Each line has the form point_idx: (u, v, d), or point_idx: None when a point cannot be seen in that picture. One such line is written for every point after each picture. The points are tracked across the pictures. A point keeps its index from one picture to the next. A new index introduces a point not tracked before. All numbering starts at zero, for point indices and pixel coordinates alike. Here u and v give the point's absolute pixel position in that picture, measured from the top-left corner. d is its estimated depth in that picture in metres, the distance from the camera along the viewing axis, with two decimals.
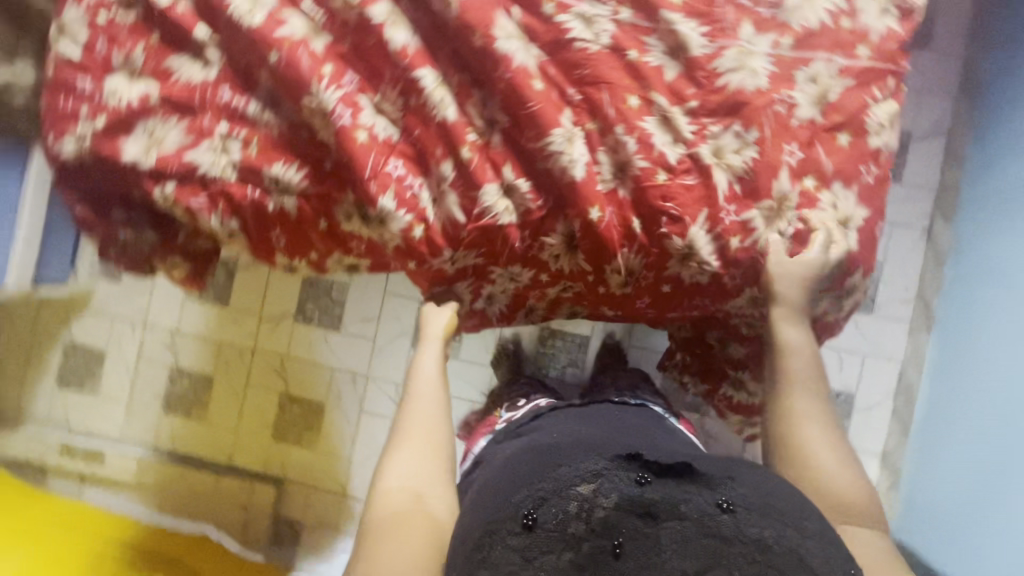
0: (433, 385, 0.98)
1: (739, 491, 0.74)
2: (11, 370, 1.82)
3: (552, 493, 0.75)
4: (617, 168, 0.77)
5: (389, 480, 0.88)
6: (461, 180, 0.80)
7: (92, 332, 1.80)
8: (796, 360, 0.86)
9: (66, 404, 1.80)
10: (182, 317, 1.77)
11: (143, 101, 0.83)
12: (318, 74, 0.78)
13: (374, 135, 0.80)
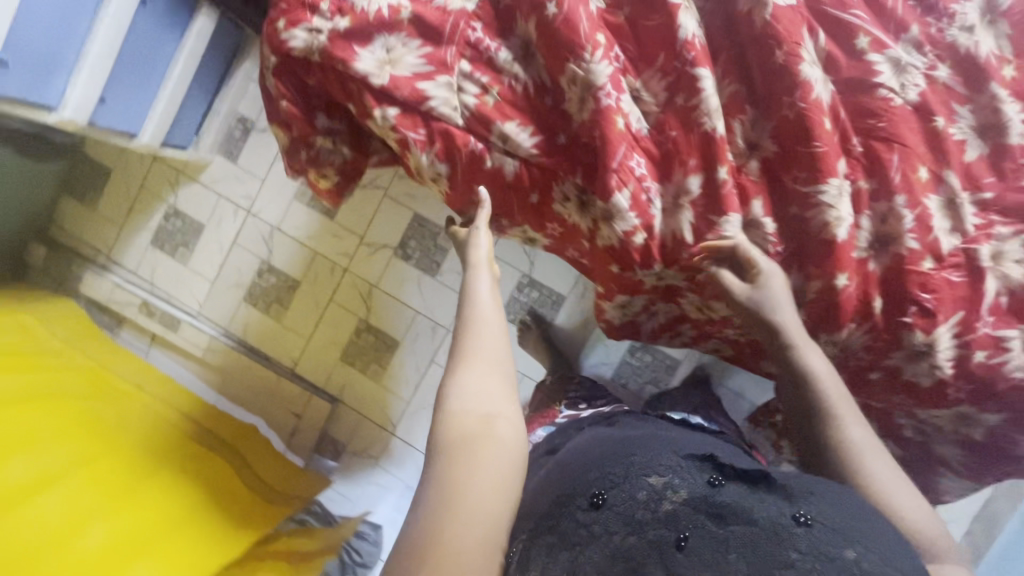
0: (490, 306, 0.83)
1: (823, 509, 0.64)
2: (110, 216, 1.83)
3: (625, 479, 0.71)
4: (878, 241, 0.81)
5: (457, 400, 0.72)
6: (707, 195, 0.81)
7: (195, 202, 1.79)
8: (826, 379, 0.78)
9: (155, 265, 1.81)
10: (285, 216, 1.75)
11: (393, 12, 0.77)
12: (593, 40, 0.75)
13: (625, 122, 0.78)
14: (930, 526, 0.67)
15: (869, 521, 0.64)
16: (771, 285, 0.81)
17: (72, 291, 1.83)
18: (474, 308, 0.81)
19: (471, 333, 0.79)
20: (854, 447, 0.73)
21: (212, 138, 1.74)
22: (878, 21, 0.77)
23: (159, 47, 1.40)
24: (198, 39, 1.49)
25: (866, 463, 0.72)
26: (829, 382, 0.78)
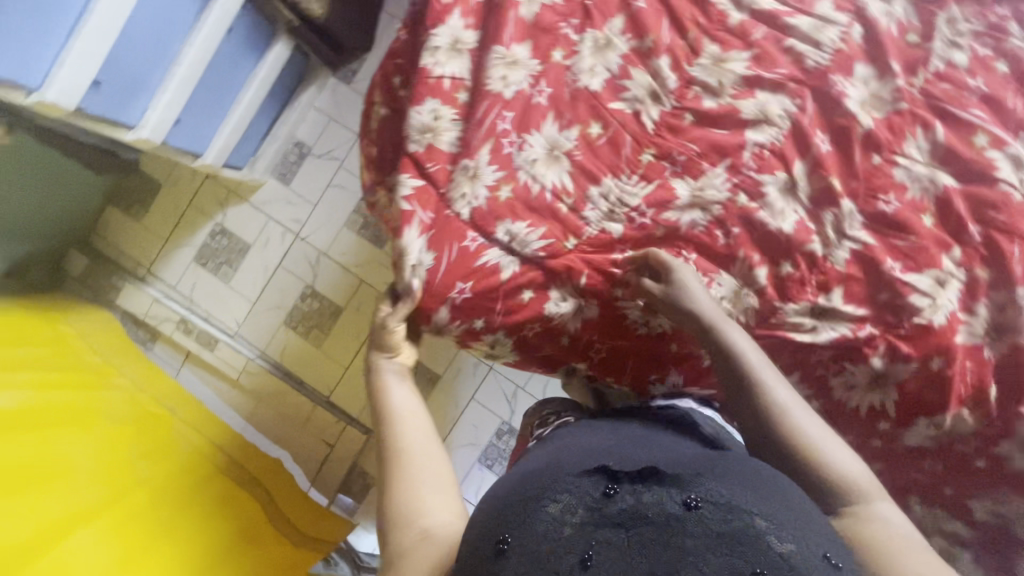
0: (410, 407, 0.84)
1: (700, 486, 0.62)
2: (155, 229, 1.83)
3: (520, 508, 0.64)
4: (993, 329, 0.81)
5: (395, 517, 0.73)
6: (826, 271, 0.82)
7: (244, 222, 1.79)
8: (742, 349, 0.76)
9: (197, 281, 1.80)
10: (334, 242, 1.75)
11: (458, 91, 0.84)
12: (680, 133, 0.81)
13: (733, 184, 0.80)
14: (853, 467, 0.70)
15: (770, 491, 0.63)
16: (686, 280, 0.78)
17: (107, 303, 1.81)
18: (396, 420, 0.82)
19: (388, 426, 0.81)
20: (780, 407, 0.73)
21: (268, 161, 1.76)
22: (998, 120, 0.84)
23: (236, 71, 1.41)
24: (273, 64, 1.51)
25: (795, 424, 0.72)
26: (752, 354, 0.76)
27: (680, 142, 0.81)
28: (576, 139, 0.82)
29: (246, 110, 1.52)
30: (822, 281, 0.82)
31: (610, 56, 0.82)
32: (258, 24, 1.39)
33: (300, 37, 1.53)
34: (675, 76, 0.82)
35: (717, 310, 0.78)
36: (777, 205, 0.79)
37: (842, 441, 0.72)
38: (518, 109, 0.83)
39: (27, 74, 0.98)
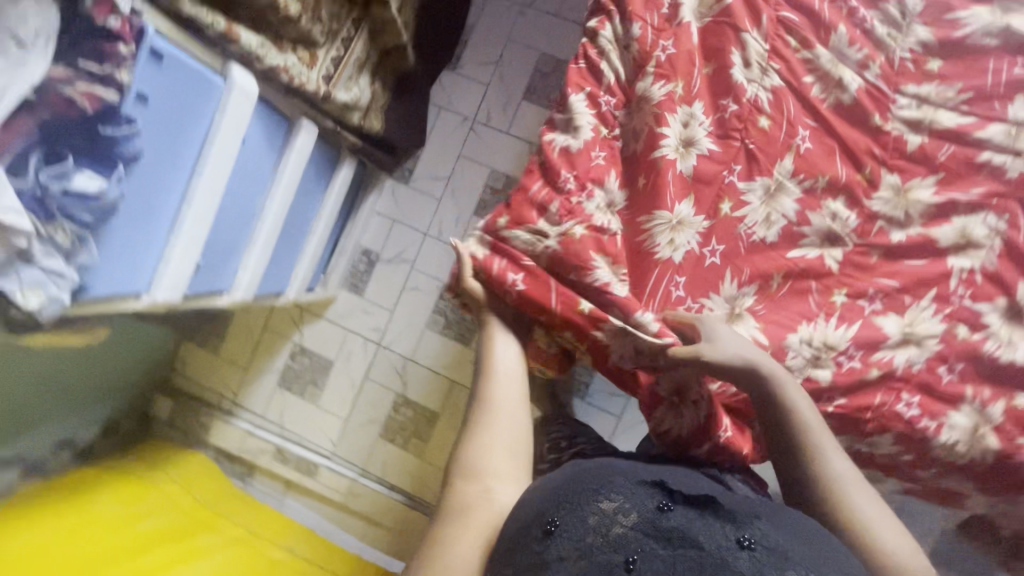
0: (513, 386, 0.87)
1: (755, 530, 0.64)
2: (234, 360, 1.79)
3: (576, 501, 0.67)
4: None
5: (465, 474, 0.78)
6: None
7: (322, 338, 1.75)
8: (797, 398, 0.84)
9: (284, 406, 1.76)
10: (419, 346, 1.70)
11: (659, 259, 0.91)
12: (885, 276, 0.93)
13: (948, 315, 0.92)
14: (897, 539, 0.76)
15: (816, 552, 0.65)
16: (720, 335, 0.84)
17: (201, 442, 1.78)
18: (496, 385, 0.86)
19: (487, 393, 0.86)
20: (835, 474, 0.80)
21: (339, 274, 1.73)
22: None
23: (310, 205, 1.38)
24: (340, 188, 1.46)
25: (847, 490, 0.79)
26: (805, 412, 0.83)
27: (874, 280, 0.93)
28: (756, 291, 0.93)
29: (319, 237, 1.47)
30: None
31: (785, 203, 0.93)
32: (327, 153, 1.36)
33: (362, 156, 1.49)
34: (855, 212, 0.93)
35: (768, 361, 0.85)
36: (992, 322, 0.91)
37: (882, 502, 0.79)
38: (690, 270, 0.92)
39: (138, 282, 0.94)
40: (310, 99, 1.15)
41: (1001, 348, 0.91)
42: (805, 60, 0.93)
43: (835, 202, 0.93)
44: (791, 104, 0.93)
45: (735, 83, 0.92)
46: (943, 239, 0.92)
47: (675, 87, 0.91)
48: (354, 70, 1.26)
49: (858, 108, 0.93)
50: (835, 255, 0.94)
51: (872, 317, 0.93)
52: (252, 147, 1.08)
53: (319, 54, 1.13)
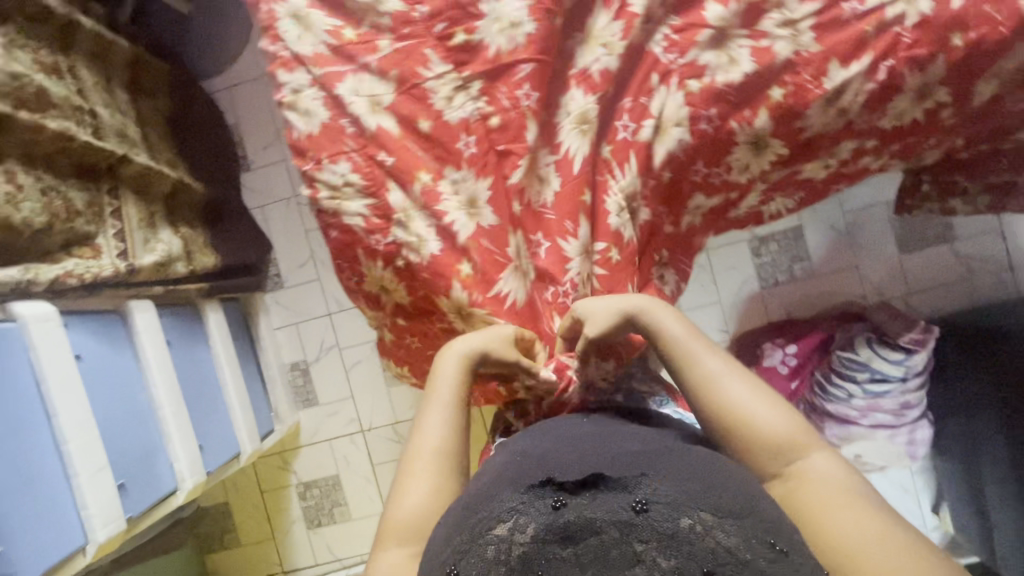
0: (449, 395, 0.75)
1: (650, 483, 0.54)
2: (260, 537, 1.75)
3: (468, 535, 0.55)
4: None
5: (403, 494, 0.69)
6: (827, 32, 0.70)
7: (315, 464, 1.73)
8: (665, 324, 0.73)
9: (328, 540, 1.74)
10: (394, 407, 1.69)
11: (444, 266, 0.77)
12: (702, 55, 0.71)
13: (802, 36, 0.70)
14: (789, 431, 0.64)
15: (709, 471, 0.56)
16: (594, 308, 0.74)
17: None
18: (434, 406, 0.74)
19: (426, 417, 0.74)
20: (717, 383, 0.68)
21: (287, 401, 1.70)
22: None
23: (201, 365, 1.36)
24: (223, 333, 1.45)
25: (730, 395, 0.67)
26: (678, 340, 0.71)
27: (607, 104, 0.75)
28: (540, 199, 0.77)
29: (237, 385, 1.46)
30: (852, 29, 0.70)
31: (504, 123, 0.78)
32: (179, 314, 1.34)
33: (223, 293, 1.49)
34: (576, 85, 0.73)
35: (624, 300, 0.74)
36: (719, 61, 0.71)
37: (771, 397, 0.67)
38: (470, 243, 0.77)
39: (68, 538, 0.93)
40: (119, 282, 1.16)
41: (873, 24, 0.69)
42: None
43: (562, 97, 0.75)
44: None
45: (403, 80, 0.75)
46: (636, 37, 0.72)
47: (367, 142, 0.76)
48: (147, 231, 1.27)
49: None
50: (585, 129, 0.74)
51: (627, 134, 0.74)
52: (95, 352, 1.08)
53: (100, 240, 1.15)
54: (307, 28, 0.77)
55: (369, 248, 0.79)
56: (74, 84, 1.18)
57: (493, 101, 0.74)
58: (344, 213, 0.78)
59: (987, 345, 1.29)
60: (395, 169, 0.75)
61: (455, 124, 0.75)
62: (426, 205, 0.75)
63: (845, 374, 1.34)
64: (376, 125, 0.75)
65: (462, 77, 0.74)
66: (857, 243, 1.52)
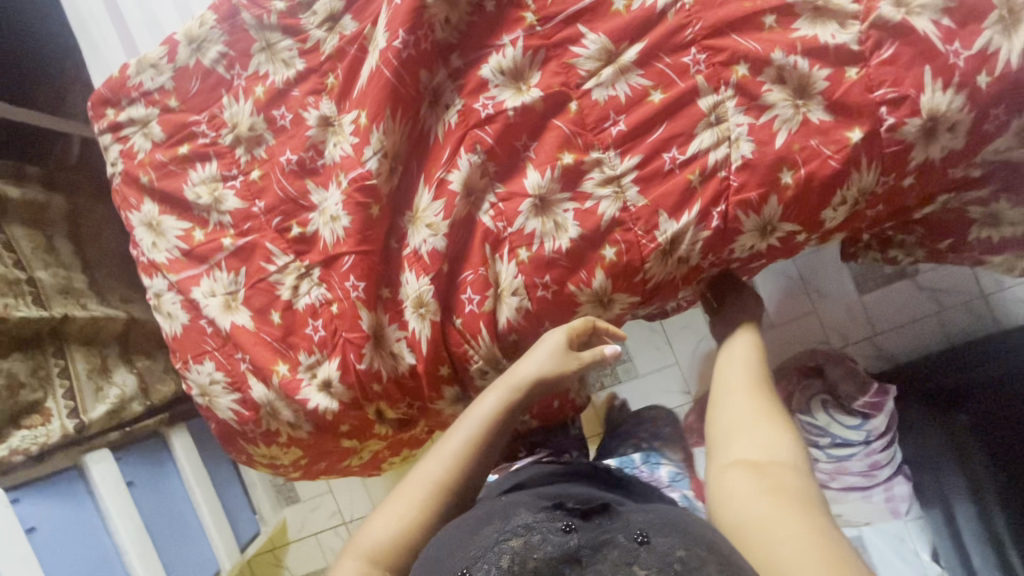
0: (483, 417, 0.69)
1: (653, 520, 0.52)
2: None
3: (474, 544, 0.52)
4: (1006, 30, 0.60)
5: (376, 529, 0.62)
6: (651, 185, 0.68)
7: (305, 559, 1.77)
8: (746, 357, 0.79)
9: None
10: (372, 497, 1.72)
11: (323, 432, 0.81)
12: (526, 224, 0.69)
13: (622, 196, 0.68)
14: (788, 454, 0.60)
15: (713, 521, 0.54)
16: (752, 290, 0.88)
17: None
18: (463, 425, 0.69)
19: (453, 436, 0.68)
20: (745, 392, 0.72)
21: (269, 501, 1.75)
22: None
23: (169, 495, 1.42)
24: (191, 455, 1.50)
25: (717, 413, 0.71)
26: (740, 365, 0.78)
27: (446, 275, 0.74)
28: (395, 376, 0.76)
29: (210, 504, 1.50)
30: (675, 179, 0.67)
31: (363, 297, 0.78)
32: (142, 450, 1.40)
33: (185, 417, 1.52)
34: (408, 269, 0.73)
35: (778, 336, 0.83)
36: (545, 227, 0.69)
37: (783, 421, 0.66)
38: (332, 418, 0.78)
39: None
40: (72, 441, 1.22)
41: (695, 173, 0.67)
42: (295, 113, 0.75)
43: (403, 276, 0.74)
44: (309, 166, 0.75)
45: (250, 276, 0.77)
46: (458, 215, 0.71)
47: (226, 342, 0.78)
48: (99, 378, 1.31)
49: (312, 166, 0.75)
50: (426, 313, 0.72)
51: (470, 314, 0.72)
52: (51, 519, 1.16)
53: (49, 405, 1.20)
54: (161, 236, 0.81)
55: (248, 435, 0.82)
56: (12, 257, 1.25)
57: (332, 290, 0.74)
58: (216, 405, 0.80)
59: (950, 385, 1.20)
60: (254, 365, 0.77)
61: (303, 312, 0.76)
62: (286, 396, 0.77)
63: (806, 440, 1.27)
64: (230, 323, 0.78)
65: (304, 265, 0.76)
66: (813, 292, 1.45)
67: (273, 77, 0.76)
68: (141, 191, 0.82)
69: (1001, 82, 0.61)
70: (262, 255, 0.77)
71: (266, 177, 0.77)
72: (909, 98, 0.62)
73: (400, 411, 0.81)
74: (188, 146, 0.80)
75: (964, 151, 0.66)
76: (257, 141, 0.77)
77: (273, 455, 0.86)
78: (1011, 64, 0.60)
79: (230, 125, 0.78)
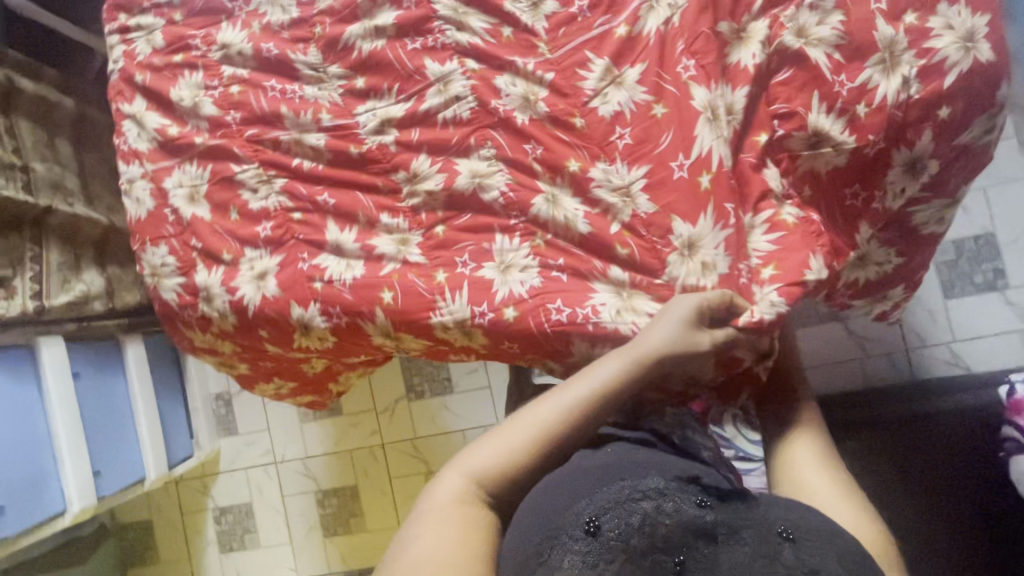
0: (599, 376, 0.66)
1: (794, 517, 0.55)
2: (177, 556, 1.85)
3: (606, 493, 0.57)
4: (887, 70, 0.69)
5: (478, 464, 0.62)
6: (660, 193, 0.72)
7: (230, 491, 1.83)
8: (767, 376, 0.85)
9: (238, 564, 1.82)
10: (306, 443, 1.78)
11: (246, 329, 0.88)
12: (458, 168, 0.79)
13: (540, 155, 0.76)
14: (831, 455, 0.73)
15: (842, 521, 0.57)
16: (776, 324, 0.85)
17: None
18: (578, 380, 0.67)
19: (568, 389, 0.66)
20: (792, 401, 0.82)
21: (208, 429, 1.80)
22: None
23: (112, 395, 1.49)
24: (141, 365, 1.57)
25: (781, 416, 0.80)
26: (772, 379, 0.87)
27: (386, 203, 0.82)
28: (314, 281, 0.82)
29: (149, 414, 1.57)
30: (682, 188, 0.72)
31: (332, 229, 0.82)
32: (93, 350, 1.46)
33: (143, 328, 1.59)
34: (400, 218, 0.81)
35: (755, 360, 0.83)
36: (556, 218, 0.76)
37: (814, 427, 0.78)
38: (255, 316, 0.85)
39: None
40: (29, 321, 1.29)
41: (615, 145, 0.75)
42: (280, 42, 0.85)
43: (348, 200, 0.82)
44: (284, 89, 0.85)
45: (213, 176, 0.86)
46: (458, 188, 0.78)
47: (182, 231, 0.87)
48: (68, 272, 1.40)
49: (286, 90, 0.84)
50: (414, 254, 0.80)
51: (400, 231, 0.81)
52: None
53: (14, 284, 1.28)
54: (144, 129, 0.90)
55: (184, 319, 0.90)
56: (11, 144, 1.33)
57: (291, 198, 0.83)
58: (163, 285, 0.89)
59: (904, 411, 1.12)
60: (204, 251, 0.86)
61: (256, 213, 0.85)
62: (224, 284, 0.85)
63: None
64: (189, 215, 0.87)
65: (265, 173, 0.85)
66: None
67: (269, 17, 0.86)
68: (134, 88, 0.92)
69: (878, 113, 0.69)
70: (227, 160, 0.86)
71: (243, 92, 0.86)
72: (797, 116, 0.71)
73: (326, 327, 0.83)
74: (183, 56, 0.89)
75: (846, 172, 0.73)
76: (243, 61, 0.87)
77: (205, 345, 0.94)
78: (887, 99, 0.69)
79: (222, 44, 0.88)
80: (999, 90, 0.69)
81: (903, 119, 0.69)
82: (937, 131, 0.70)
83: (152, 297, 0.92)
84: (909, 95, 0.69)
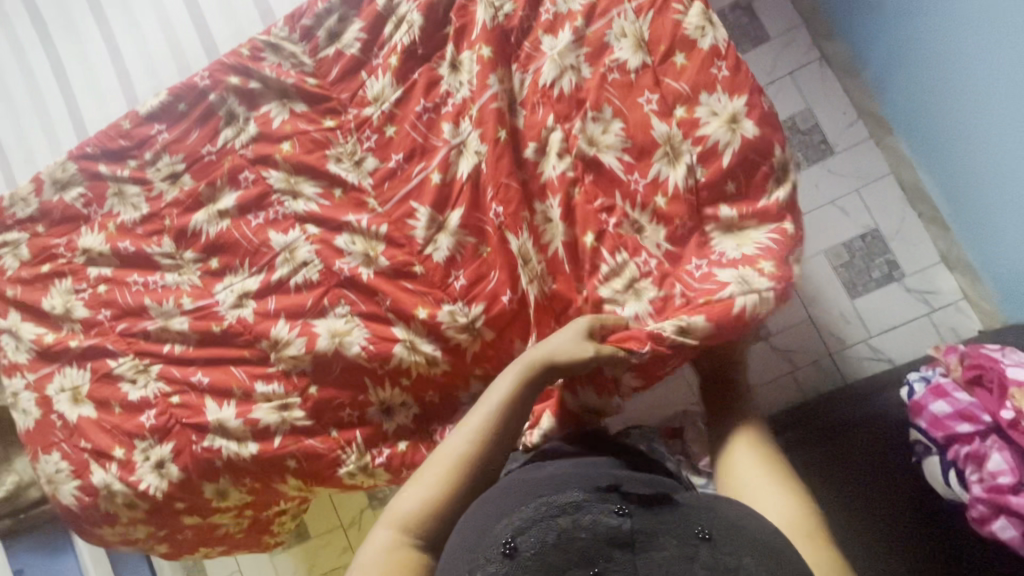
0: (502, 393, 0.67)
1: (718, 517, 0.54)
2: None
3: (527, 513, 0.53)
4: (673, 164, 0.75)
5: (390, 517, 0.60)
6: (500, 324, 0.78)
7: None
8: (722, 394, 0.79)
9: None
10: None
11: (153, 514, 0.88)
12: (315, 323, 0.81)
13: (389, 297, 0.80)
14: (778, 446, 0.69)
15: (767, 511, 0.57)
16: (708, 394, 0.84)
17: None
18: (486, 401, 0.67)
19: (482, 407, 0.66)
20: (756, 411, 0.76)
21: None
22: (505, 45, 0.81)
23: None
24: None
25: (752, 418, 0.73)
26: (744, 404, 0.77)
27: (258, 375, 0.83)
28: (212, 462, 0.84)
29: None
30: (519, 315, 0.78)
31: (214, 409, 0.83)
32: None
33: None
34: (274, 383, 0.82)
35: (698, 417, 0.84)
36: (418, 362, 0.79)
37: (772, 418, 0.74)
38: (160, 501, 0.86)
39: None
40: None
41: (456, 275, 0.79)
42: (135, 235, 0.89)
43: (222, 374, 0.84)
44: (145, 279, 0.87)
45: (93, 374, 0.87)
46: (319, 350, 0.80)
47: (70, 435, 0.87)
48: None
49: (147, 279, 0.87)
50: (299, 419, 0.82)
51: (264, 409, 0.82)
52: None
53: None
54: (20, 341, 0.91)
55: (89, 520, 0.89)
56: None
57: (170, 382, 0.85)
58: (59, 491, 0.88)
59: None
60: (93, 452, 0.86)
61: (137, 402, 0.85)
62: (122, 477, 0.85)
63: None
64: (75, 418, 0.87)
65: (141, 363, 0.86)
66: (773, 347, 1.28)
67: (122, 217, 0.89)
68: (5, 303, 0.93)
69: (676, 200, 0.75)
70: (103, 356, 0.87)
71: (107, 289, 0.88)
72: (591, 221, 0.75)
73: (242, 490, 0.86)
74: (48, 265, 0.92)
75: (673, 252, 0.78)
76: (102, 258, 0.89)
77: (120, 537, 0.93)
78: (679, 187, 0.74)
79: (81, 248, 0.90)
80: (775, 154, 0.75)
81: (699, 201, 0.75)
82: (735, 201, 0.75)
83: (54, 504, 0.91)
84: (697, 179, 0.75)
